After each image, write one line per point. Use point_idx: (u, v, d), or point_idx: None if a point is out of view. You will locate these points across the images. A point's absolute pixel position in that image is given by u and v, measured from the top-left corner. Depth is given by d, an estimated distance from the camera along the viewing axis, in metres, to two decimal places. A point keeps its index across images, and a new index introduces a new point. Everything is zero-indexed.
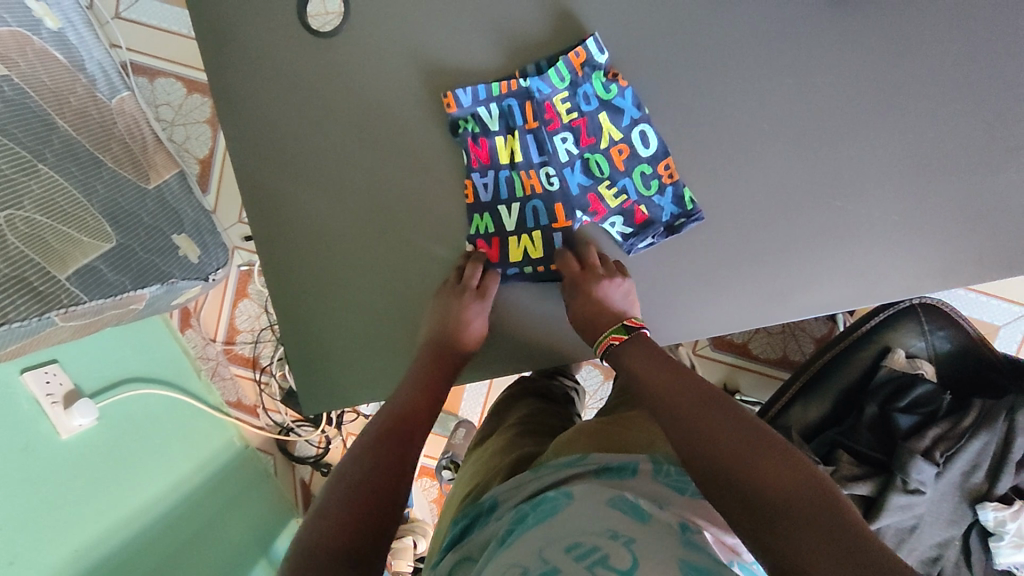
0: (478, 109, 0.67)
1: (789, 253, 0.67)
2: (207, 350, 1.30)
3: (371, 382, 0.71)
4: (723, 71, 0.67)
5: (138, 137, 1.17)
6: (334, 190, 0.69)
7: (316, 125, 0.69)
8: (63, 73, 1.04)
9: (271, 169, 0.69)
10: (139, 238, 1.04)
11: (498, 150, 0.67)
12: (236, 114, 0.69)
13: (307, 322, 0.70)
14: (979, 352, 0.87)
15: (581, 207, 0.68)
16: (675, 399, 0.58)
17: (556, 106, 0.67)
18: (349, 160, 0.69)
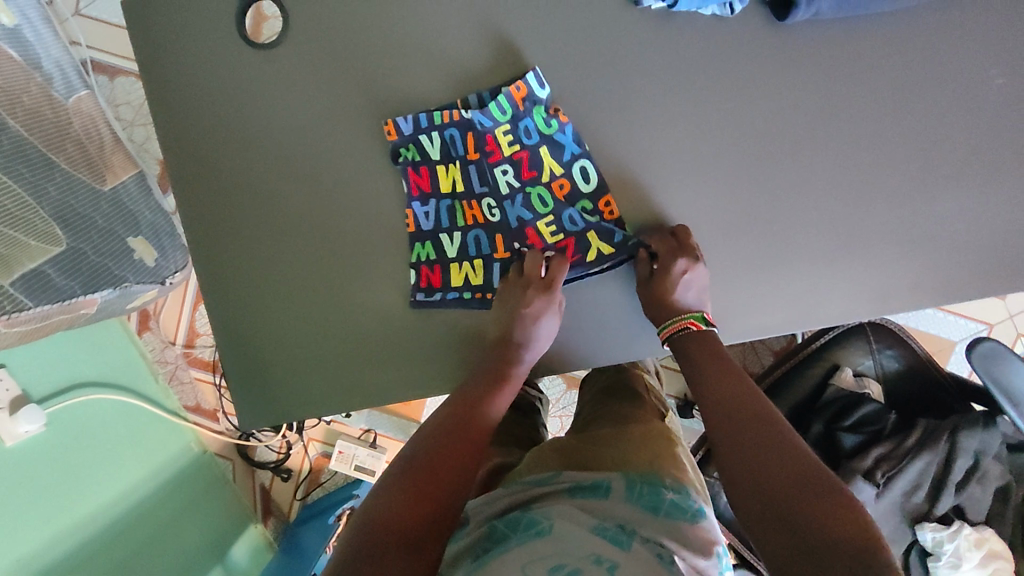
0: (419, 137, 0.66)
1: (735, 276, 0.65)
2: (166, 354, 1.27)
3: (310, 397, 0.70)
4: (670, 82, 0.64)
5: (95, 137, 1.15)
6: (274, 204, 0.68)
7: (256, 137, 0.68)
8: (16, 71, 1.01)
9: (210, 182, 0.68)
10: (91, 241, 1.02)
11: (438, 177, 0.67)
12: (175, 125, 0.67)
13: (247, 336, 0.70)
14: (926, 370, 0.88)
15: (520, 241, 0.67)
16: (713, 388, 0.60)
17: (498, 139, 0.65)
18: (290, 173, 0.68)
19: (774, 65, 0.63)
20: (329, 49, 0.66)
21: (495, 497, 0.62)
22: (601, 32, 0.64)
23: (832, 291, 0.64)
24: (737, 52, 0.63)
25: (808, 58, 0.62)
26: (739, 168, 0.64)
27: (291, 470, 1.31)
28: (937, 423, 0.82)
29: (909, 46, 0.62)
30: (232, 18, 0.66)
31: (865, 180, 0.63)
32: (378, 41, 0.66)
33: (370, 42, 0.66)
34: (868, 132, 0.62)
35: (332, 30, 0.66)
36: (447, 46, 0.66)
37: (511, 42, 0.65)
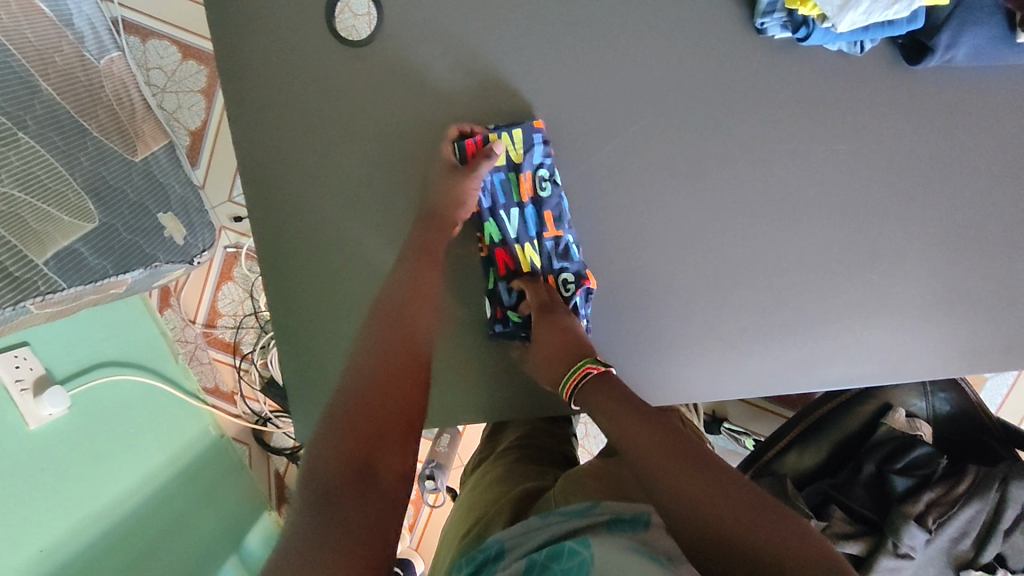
0: (496, 213, 0.68)
1: (801, 321, 0.68)
2: (186, 333, 1.25)
3: None
4: (756, 131, 0.66)
5: (127, 104, 1.09)
6: (355, 218, 0.68)
7: (345, 147, 0.67)
8: (48, 29, 0.95)
9: (290, 190, 0.67)
10: (123, 217, 0.97)
11: (520, 255, 0.69)
12: (256, 126, 0.66)
13: (308, 345, 0.70)
14: (977, 416, 0.87)
15: (571, 280, 0.68)
16: (642, 430, 0.55)
17: (534, 181, 0.67)
18: (381, 188, 0.68)
19: (859, 125, 0.66)
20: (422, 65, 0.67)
21: (527, 529, 0.50)
22: (694, 75, 0.66)
23: (886, 341, 0.68)
24: (824, 108, 0.66)
25: (888, 120, 0.66)
26: (813, 219, 0.67)
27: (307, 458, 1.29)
28: (988, 470, 0.81)
29: (981, 120, 0.65)
30: (325, 25, 0.66)
31: (927, 241, 0.67)
32: (471, 66, 0.67)
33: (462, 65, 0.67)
34: (938, 195, 0.66)
35: (426, 48, 0.66)
36: (538, 72, 0.67)
37: (605, 75, 0.66)
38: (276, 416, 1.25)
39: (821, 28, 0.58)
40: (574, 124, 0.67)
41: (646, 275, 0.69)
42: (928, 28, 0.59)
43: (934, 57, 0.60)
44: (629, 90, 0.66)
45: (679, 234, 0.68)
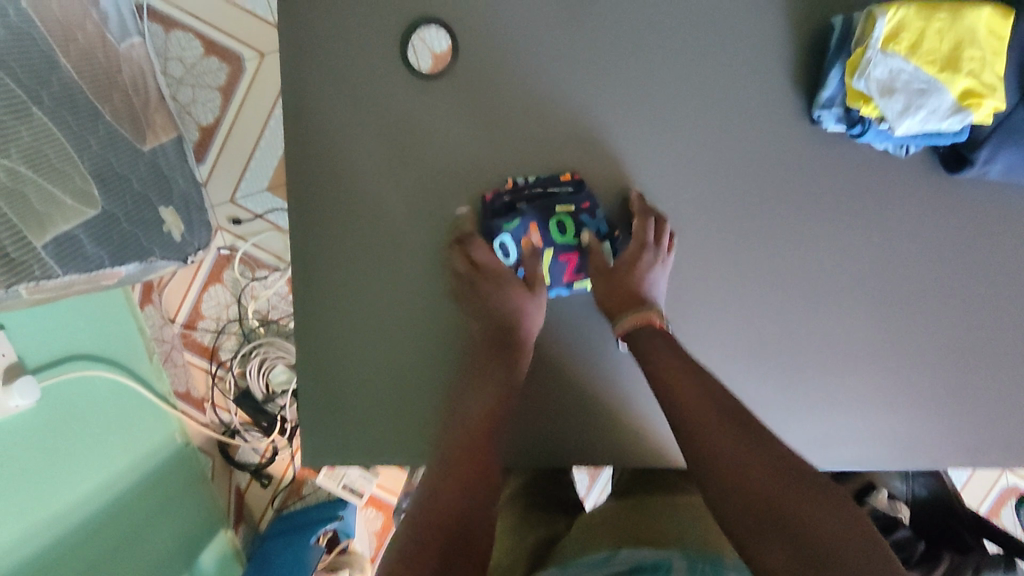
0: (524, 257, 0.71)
1: (822, 402, 0.70)
2: (165, 332, 1.19)
3: (370, 433, 0.72)
4: (795, 214, 0.70)
5: (142, 91, 1.06)
6: (387, 245, 0.72)
7: (392, 176, 0.72)
8: (75, 7, 0.92)
9: (328, 218, 0.72)
10: (126, 206, 0.93)
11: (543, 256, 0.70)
12: (307, 154, 0.72)
13: (319, 357, 0.72)
14: (950, 503, 0.92)
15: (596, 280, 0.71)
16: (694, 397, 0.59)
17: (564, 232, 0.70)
18: (413, 216, 0.72)
19: (892, 223, 0.70)
20: (477, 113, 0.71)
21: None
22: (737, 155, 0.70)
23: (901, 430, 0.71)
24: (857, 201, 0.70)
25: (921, 221, 0.70)
26: (843, 304, 0.70)
27: (273, 476, 1.24)
28: (962, 558, 0.83)
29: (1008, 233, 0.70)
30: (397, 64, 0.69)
31: (946, 340, 0.70)
32: (525, 118, 0.71)
33: (514, 115, 0.71)
34: (960, 297, 0.70)
35: (482, 97, 0.71)
36: (588, 135, 0.71)
37: (652, 145, 0.71)
38: (246, 429, 1.21)
39: (876, 127, 0.63)
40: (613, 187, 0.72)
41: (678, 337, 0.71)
42: (971, 142, 0.65)
43: (972, 168, 0.66)
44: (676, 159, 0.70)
45: (711, 302, 0.71)
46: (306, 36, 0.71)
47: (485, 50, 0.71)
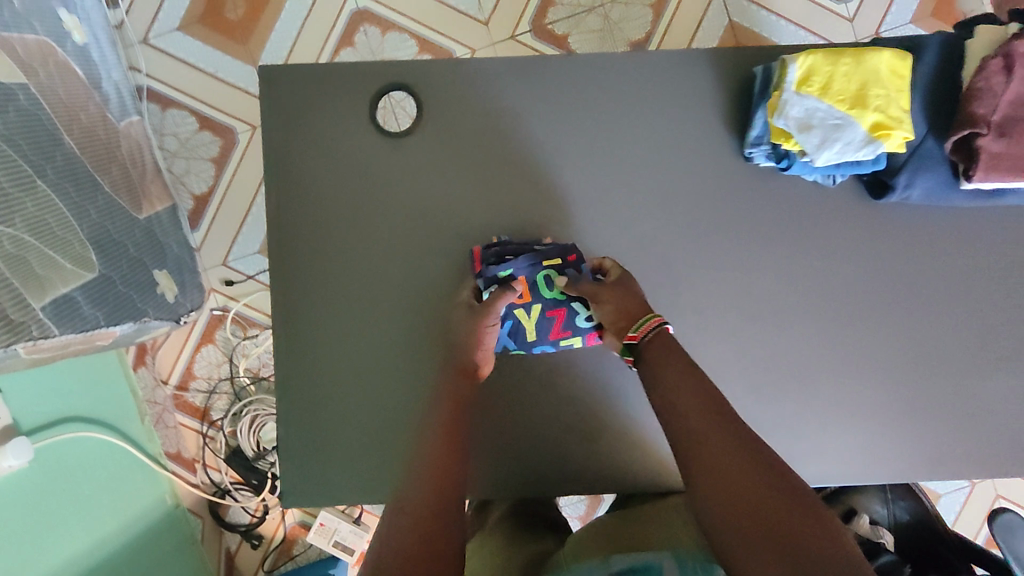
0: (515, 315, 0.80)
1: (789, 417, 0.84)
2: (156, 394, 1.21)
3: (353, 458, 0.82)
4: (749, 256, 0.84)
5: (139, 164, 1.13)
6: (366, 292, 0.83)
7: (371, 231, 0.83)
8: (78, 90, 1.01)
9: (309, 267, 0.83)
10: (121, 270, 0.98)
11: (530, 312, 0.80)
12: (293, 213, 0.83)
13: (304, 392, 0.82)
14: (934, 526, 0.92)
15: (581, 331, 0.81)
16: (713, 422, 0.62)
17: (551, 291, 0.79)
18: (388, 264, 0.83)
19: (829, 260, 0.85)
20: (446, 173, 0.83)
21: None
22: (693, 208, 0.84)
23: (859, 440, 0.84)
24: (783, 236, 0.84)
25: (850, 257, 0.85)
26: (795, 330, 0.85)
27: (263, 536, 1.23)
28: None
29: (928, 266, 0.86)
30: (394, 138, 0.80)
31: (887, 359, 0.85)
32: (487, 178, 0.84)
33: (482, 172, 0.84)
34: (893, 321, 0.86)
35: (453, 157, 0.84)
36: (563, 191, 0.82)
37: (618, 199, 0.84)
38: (237, 488, 1.21)
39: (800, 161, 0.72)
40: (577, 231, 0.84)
41: None
42: (890, 169, 0.80)
43: (894, 192, 0.81)
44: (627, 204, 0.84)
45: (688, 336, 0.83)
46: (300, 107, 0.82)
47: (453, 115, 0.83)
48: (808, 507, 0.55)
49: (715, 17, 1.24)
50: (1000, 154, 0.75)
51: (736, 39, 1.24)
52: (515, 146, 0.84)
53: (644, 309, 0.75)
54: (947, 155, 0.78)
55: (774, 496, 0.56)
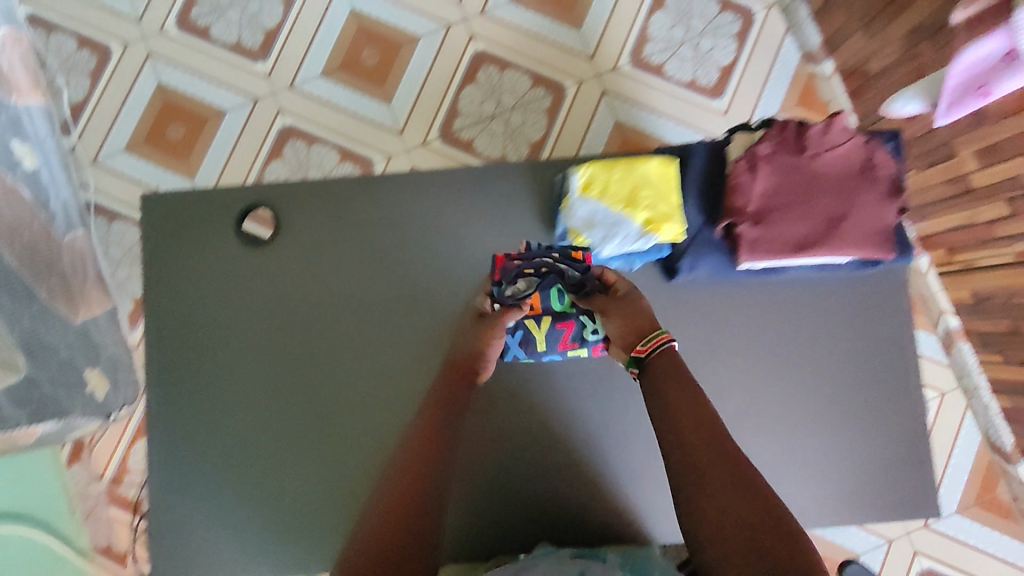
0: (527, 326, 0.98)
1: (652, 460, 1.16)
2: (90, 489, 1.27)
3: (219, 520, 1.05)
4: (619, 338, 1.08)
5: (81, 272, 1.25)
6: (223, 385, 1.07)
7: (228, 336, 1.08)
8: (25, 211, 1.13)
9: (194, 372, 1.08)
10: (49, 372, 1.07)
11: (545, 322, 0.98)
12: (165, 330, 1.09)
13: (183, 471, 1.06)
14: None
15: (589, 340, 0.97)
16: (701, 439, 0.73)
17: (563, 306, 0.96)
18: (241, 361, 1.08)
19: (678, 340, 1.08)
20: (288, 286, 1.08)
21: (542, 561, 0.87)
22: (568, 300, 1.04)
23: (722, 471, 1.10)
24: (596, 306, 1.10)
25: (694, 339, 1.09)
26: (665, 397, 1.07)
27: None
28: None
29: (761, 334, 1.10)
30: None
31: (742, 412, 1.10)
32: (317, 289, 1.08)
33: (329, 287, 1.09)
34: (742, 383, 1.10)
35: (312, 279, 1.08)
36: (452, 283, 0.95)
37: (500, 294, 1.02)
38: None
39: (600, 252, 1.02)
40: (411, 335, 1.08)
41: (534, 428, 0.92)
42: (675, 256, 1.03)
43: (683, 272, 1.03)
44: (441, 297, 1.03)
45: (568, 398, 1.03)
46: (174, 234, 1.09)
47: (313, 242, 1.10)
48: (771, 514, 0.67)
49: (603, 120, 1.36)
50: (760, 238, 0.97)
51: (623, 138, 1.35)
52: (353, 263, 1.10)
53: (655, 326, 0.86)
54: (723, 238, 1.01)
55: (748, 507, 0.67)
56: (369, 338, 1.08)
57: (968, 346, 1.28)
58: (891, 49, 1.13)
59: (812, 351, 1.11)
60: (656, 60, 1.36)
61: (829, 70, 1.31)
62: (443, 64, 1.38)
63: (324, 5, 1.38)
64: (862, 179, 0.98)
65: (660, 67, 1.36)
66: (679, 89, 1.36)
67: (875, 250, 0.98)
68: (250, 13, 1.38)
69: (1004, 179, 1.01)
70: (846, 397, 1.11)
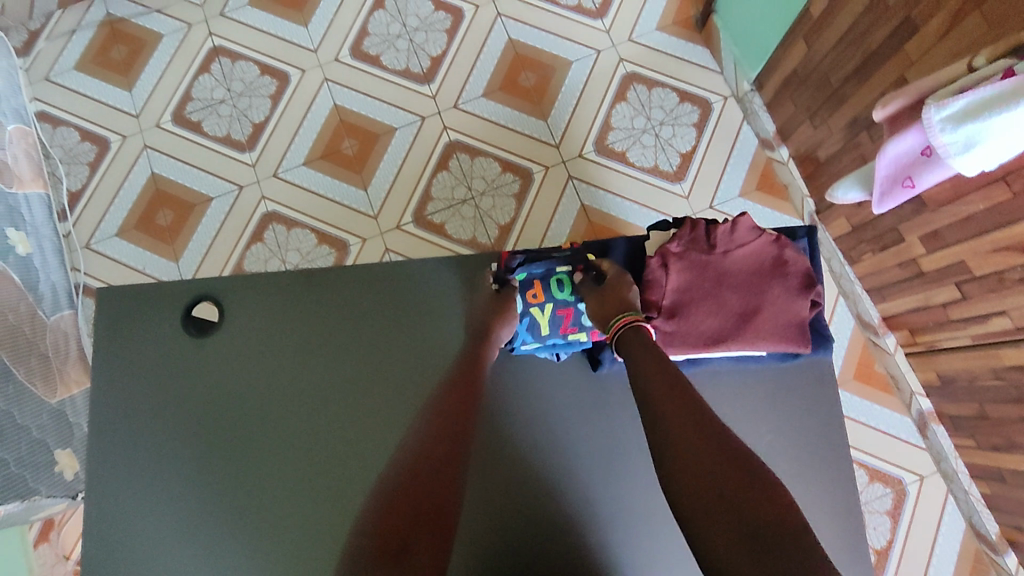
0: (529, 311, 0.91)
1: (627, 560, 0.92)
2: (55, 570, 1.27)
3: None
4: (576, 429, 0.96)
5: (63, 352, 1.29)
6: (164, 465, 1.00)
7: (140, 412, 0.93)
8: (11, 293, 1.18)
9: (107, 444, 0.92)
10: (18, 453, 1.10)
11: (543, 307, 0.90)
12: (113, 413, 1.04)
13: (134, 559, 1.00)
14: None
15: (587, 327, 0.89)
16: (672, 403, 0.71)
17: (562, 290, 0.90)
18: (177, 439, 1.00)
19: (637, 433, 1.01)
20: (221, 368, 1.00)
21: None
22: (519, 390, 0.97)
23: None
24: (531, 405, 0.95)
25: None
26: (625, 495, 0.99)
27: None
28: None
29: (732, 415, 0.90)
30: (249, 339, 0.95)
31: None
32: (245, 360, 0.95)
33: (280, 369, 0.95)
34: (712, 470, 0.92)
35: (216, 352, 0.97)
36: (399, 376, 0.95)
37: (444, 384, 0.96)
38: None
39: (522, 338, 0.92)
40: (362, 461, 0.92)
41: (476, 521, 0.92)
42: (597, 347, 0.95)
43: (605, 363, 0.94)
44: (389, 427, 0.93)
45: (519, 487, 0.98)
46: (105, 333, 0.94)
47: (255, 347, 0.95)
48: (748, 472, 0.63)
49: (569, 204, 1.41)
50: (672, 333, 0.86)
51: (589, 221, 1.40)
52: (302, 371, 0.95)
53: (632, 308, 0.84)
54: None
55: (720, 463, 0.64)
56: (331, 453, 0.93)
57: (942, 429, 1.24)
58: (836, 138, 1.18)
59: (785, 432, 0.91)
60: (618, 147, 1.43)
61: (784, 156, 1.37)
62: (417, 152, 1.45)
63: (308, 100, 1.49)
64: (774, 272, 0.88)
65: (622, 154, 1.43)
66: (642, 174, 1.42)
67: (791, 346, 0.87)
68: (241, 109, 1.49)
69: (950, 263, 1.03)
70: (824, 482, 0.90)
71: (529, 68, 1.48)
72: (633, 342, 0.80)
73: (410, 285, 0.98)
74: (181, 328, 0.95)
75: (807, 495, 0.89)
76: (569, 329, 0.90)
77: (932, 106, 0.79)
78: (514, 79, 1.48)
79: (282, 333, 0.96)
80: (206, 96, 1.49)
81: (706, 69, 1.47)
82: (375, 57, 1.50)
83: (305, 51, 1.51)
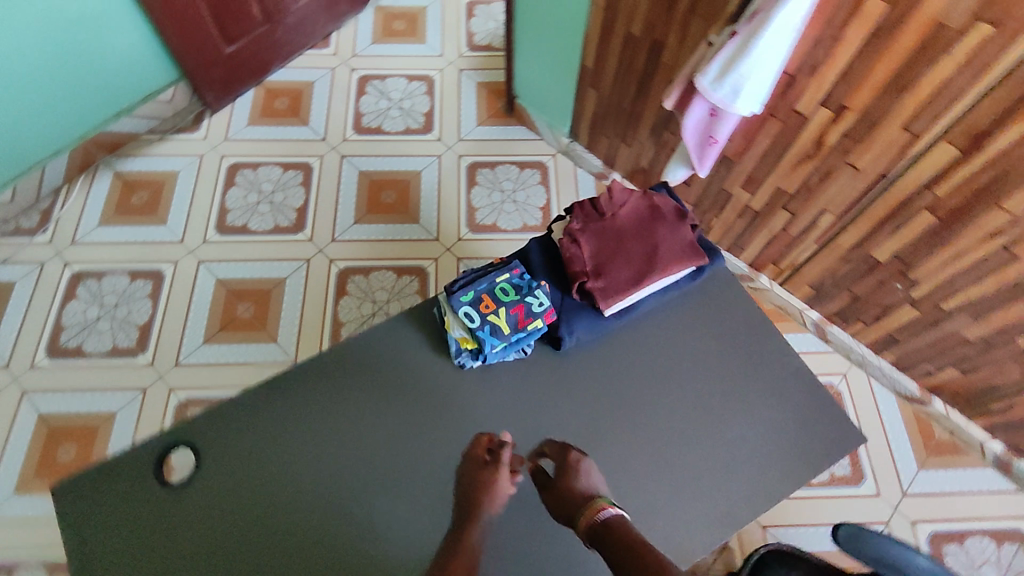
0: (487, 318, 0.98)
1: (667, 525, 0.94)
2: None
3: None
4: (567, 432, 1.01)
5: None
6: None
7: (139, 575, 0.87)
8: None
9: None
10: None
11: (496, 312, 0.99)
12: None
13: None
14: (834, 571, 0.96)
15: (541, 314, 1.00)
16: (622, 546, 0.75)
17: (507, 292, 1.01)
18: None
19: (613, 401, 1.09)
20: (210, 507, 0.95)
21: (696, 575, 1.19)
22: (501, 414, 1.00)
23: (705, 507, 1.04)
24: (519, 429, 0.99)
25: None
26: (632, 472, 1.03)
27: None
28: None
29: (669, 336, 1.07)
30: (232, 459, 0.93)
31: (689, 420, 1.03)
32: (236, 477, 0.92)
33: (273, 470, 0.93)
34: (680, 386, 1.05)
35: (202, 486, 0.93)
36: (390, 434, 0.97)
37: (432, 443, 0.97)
38: None
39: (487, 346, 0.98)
40: (384, 536, 0.90)
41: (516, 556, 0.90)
42: (554, 327, 1.02)
43: (568, 338, 1.01)
44: (401, 489, 0.93)
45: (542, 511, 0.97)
46: (76, 529, 0.88)
47: (240, 463, 0.93)
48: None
49: None
50: (605, 287, 1.02)
51: None
52: (295, 462, 0.94)
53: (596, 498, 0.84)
54: (581, 301, 1.03)
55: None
56: (352, 526, 0.91)
57: (836, 327, 1.46)
58: (649, 145, 1.46)
59: (715, 330, 1.09)
60: (488, 221, 1.61)
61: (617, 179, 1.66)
62: (313, 289, 1.51)
63: (189, 285, 1.51)
64: (654, 217, 1.08)
65: (494, 225, 1.61)
66: (517, 234, 1.60)
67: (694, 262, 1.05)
68: (121, 318, 1.47)
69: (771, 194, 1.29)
70: (758, 359, 1.07)
71: (386, 187, 1.66)
72: (604, 527, 0.79)
73: (373, 359, 1.02)
74: (156, 482, 0.92)
75: (756, 373, 1.06)
76: (525, 322, 0.99)
77: (701, 79, 1.04)
78: (377, 200, 1.63)
79: (265, 448, 0.95)
80: (81, 320, 1.46)
81: (529, 139, 1.74)
82: (242, 226, 1.59)
83: (172, 244, 1.56)
